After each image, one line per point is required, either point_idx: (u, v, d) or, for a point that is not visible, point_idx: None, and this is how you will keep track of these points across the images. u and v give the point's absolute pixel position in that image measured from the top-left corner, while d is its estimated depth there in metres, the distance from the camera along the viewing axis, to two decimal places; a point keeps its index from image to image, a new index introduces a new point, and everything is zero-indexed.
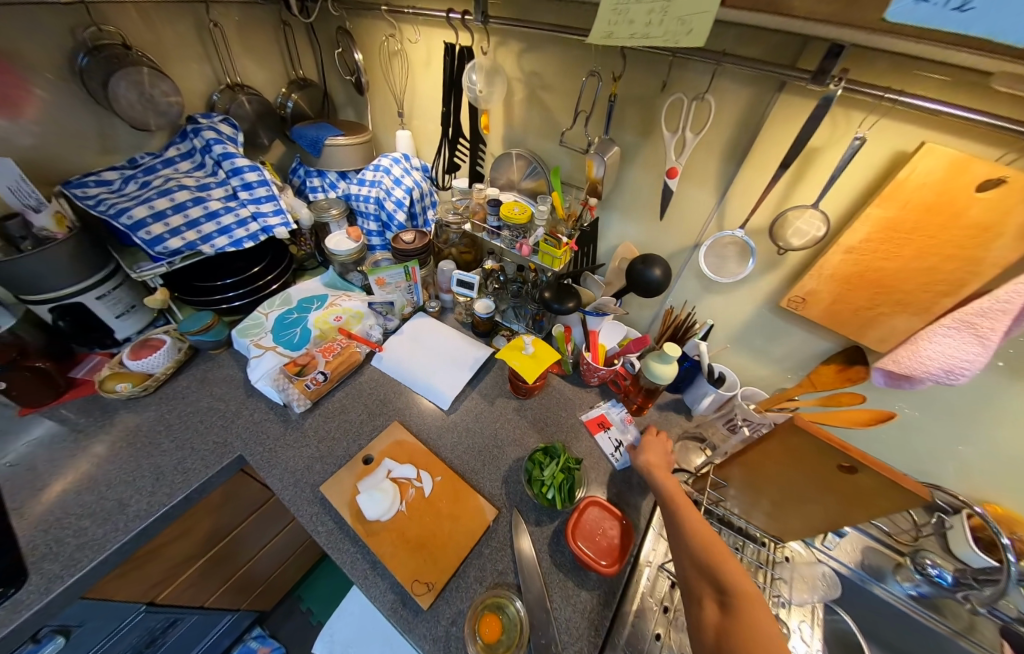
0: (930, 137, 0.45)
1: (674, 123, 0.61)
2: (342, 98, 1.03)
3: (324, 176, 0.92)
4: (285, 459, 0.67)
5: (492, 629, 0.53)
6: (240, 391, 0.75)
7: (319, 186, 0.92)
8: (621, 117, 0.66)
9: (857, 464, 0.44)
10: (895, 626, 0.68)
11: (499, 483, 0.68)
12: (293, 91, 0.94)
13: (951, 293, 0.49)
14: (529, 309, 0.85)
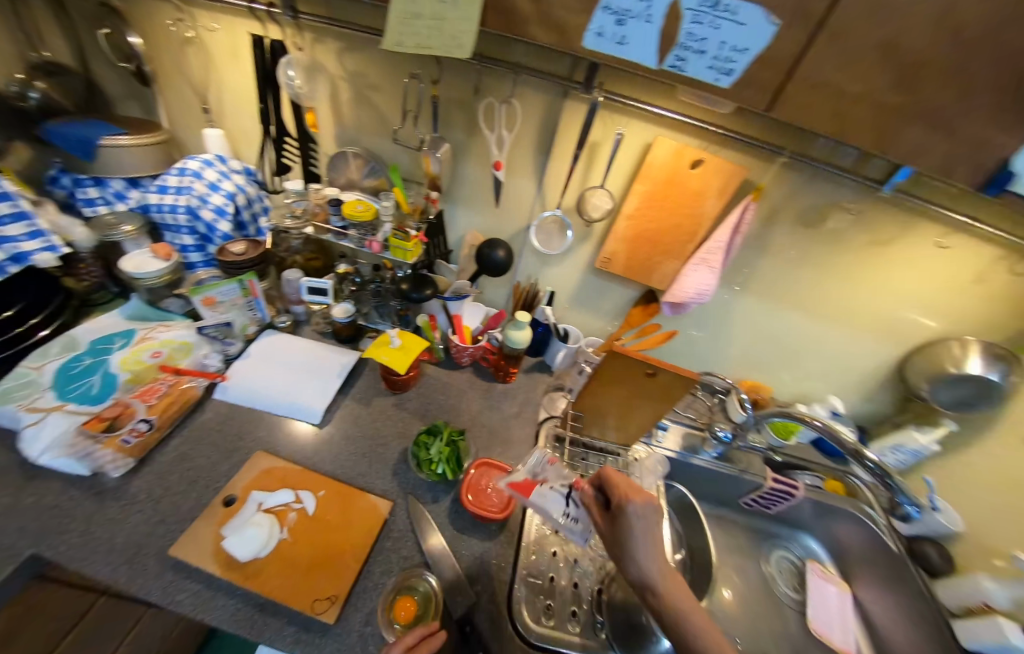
0: (659, 133, 0.64)
1: (491, 122, 0.70)
2: (118, 91, 0.84)
3: (104, 185, 0.75)
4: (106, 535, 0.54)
5: (406, 611, 0.54)
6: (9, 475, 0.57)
7: (98, 197, 0.75)
8: (447, 116, 0.72)
9: (656, 367, 0.64)
10: (710, 482, 0.98)
11: (390, 478, 0.70)
12: (38, 78, 0.74)
13: (691, 240, 0.73)
14: (391, 306, 0.88)
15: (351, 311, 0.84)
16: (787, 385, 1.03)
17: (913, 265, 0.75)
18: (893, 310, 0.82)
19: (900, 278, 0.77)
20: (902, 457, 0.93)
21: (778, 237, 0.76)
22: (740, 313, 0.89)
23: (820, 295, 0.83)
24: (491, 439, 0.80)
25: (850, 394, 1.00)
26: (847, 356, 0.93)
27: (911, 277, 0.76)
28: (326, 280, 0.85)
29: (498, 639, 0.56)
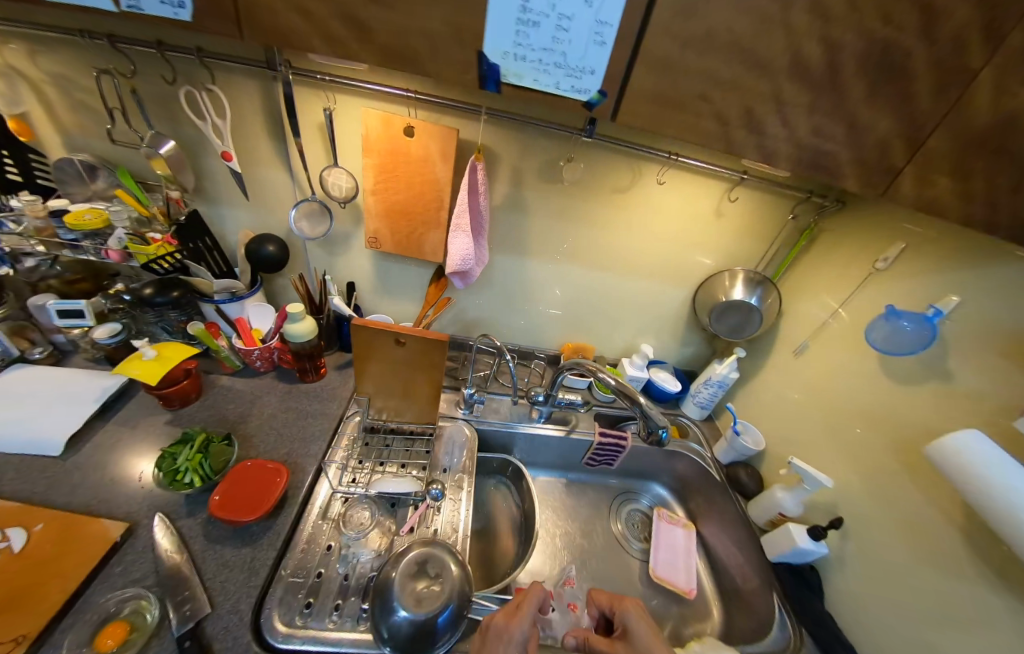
0: (366, 104, 0.67)
1: (200, 111, 0.68)
2: None
3: None
4: None
5: (116, 636, 0.49)
6: None
7: None
8: (155, 112, 0.69)
9: (402, 336, 0.67)
10: (545, 450, 0.99)
11: (139, 499, 0.64)
12: None
13: (441, 208, 0.76)
14: (176, 321, 0.81)
15: (120, 332, 0.77)
16: (611, 339, 1.09)
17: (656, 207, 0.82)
18: (661, 252, 0.90)
19: (651, 221, 0.84)
20: (713, 390, 0.99)
21: (533, 198, 0.81)
22: (538, 273, 0.95)
23: (596, 245, 0.90)
24: (286, 434, 0.78)
25: (665, 338, 1.07)
26: (646, 301, 1.00)
27: (659, 219, 0.84)
28: (81, 302, 0.76)
29: (232, 648, 0.51)
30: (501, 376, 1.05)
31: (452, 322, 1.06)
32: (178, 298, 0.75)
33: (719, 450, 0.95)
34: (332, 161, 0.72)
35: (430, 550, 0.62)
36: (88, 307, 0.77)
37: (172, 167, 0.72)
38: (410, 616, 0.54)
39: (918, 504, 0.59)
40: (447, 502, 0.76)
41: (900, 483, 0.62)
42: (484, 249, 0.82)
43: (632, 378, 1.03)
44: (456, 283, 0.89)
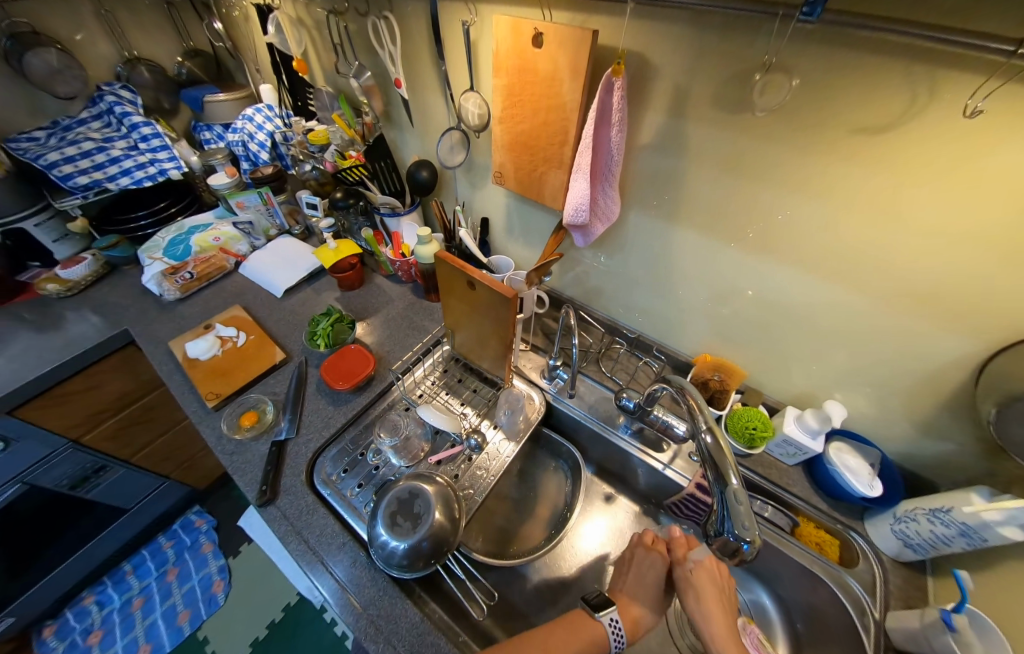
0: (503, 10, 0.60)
1: (383, 41, 0.78)
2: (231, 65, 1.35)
3: (213, 129, 1.25)
4: (157, 329, 0.98)
5: (250, 420, 0.77)
6: (139, 293, 1.08)
7: (211, 138, 1.25)
8: (359, 45, 0.85)
9: (472, 279, 0.61)
10: (622, 466, 0.77)
11: (299, 343, 0.92)
12: (187, 59, 1.25)
13: (564, 142, 0.62)
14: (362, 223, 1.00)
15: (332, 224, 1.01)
16: (780, 372, 0.72)
17: (950, 169, 0.41)
18: (934, 261, 0.48)
19: (925, 196, 0.44)
20: (945, 535, 0.55)
21: (699, 138, 0.55)
22: (683, 251, 0.68)
23: (796, 224, 0.55)
24: (389, 336, 0.90)
25: (887, 405, 0.63)
26: (867, 336, 0.59)
27: (951, 196, 0.43)
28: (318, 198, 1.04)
29: (293, 469, 0.70)
30: (604, 360, 0.85)
31: (573, 282, 0.88)
32: (355, 206, 0.95)
33: (896, 621, 0.56)
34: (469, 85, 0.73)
35: (423, 489, 0.63)
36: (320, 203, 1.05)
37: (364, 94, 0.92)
38: (390, 542, 0.58)
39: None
40: (483, 459, 0.71)
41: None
42: (611, 200, 0.64)
43: (787, 440, 0.67)
44: (578, 243, 0.71)
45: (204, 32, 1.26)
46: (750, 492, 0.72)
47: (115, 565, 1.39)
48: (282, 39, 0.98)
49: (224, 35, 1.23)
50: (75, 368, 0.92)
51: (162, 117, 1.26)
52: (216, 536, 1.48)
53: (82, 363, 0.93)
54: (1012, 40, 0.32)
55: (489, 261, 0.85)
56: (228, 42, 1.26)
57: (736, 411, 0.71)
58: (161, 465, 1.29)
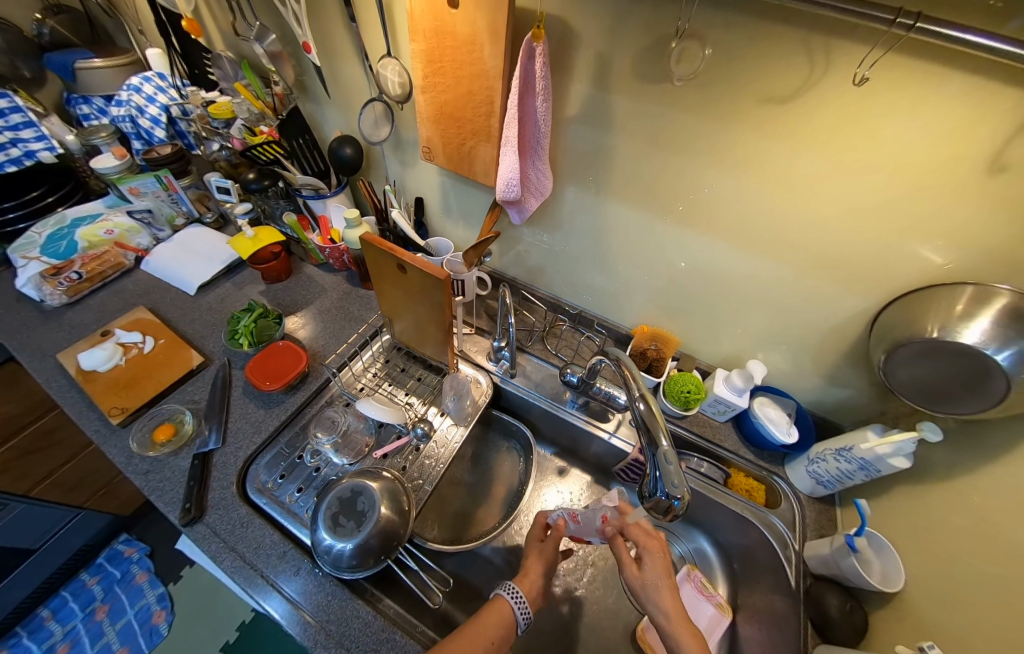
0: None
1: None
2: (109, 26, 1.15)
3: (91, 103, 1.06)
4: (40, 340, 0.84)
5: (166, 434, 0.68)
6: (11, 299, 0.91)
7: (89, 113, 1.06)
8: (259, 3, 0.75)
9: (402, 262, 0.58)
10: (573, 440, 0.79)
11: (220, 344, 0.82)
12: (49, 16, 1.03)
13: (491, 113, 0.59)
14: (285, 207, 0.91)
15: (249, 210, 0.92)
16: (711, 338, 0.77)
17: (844, 138, 0.44)
18: (833, 225, 0.52)
19: (825, 164, 0.47)
20: (848, 469, 0.62)
21: (625, 109, 0.55)
22: (617, 226, 0.69)
23: (717, 194, 0.57)
24: (323, 329, 0.84)
25: (801, 361, 0.69)
26: (782, 299, 0.64)
27: (846, 163, 0.46)
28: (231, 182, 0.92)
29: (220, 481, 0.64)
30: (549, 339, 0.85)
31: (514, 262, 0.87)
32: (270, 187, 0.86)
33: (811, 550, 0.63)
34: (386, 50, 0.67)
35: (367, 485, 0.60)
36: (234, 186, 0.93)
37: (271, 60, 0.81)
38: (332, 544, 0.55)
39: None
40: (432, 448, 0.69)
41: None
42: (543, 174, 0.62)
43: (717, 399, 0.72)
44: (515, 220, 0.69)
45: None
46: (687, 452, 0.77)
47: (30, 613, 1.20)
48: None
49: None
50: None
51: (22, 86, 1.04)
52: (151, 564, 1.35)
53: None
54: (891, 10, 0.33)
55: (426, 243, 0.81)
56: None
57: (673, 377, 0.74)
58: (73, 494, 1.13)
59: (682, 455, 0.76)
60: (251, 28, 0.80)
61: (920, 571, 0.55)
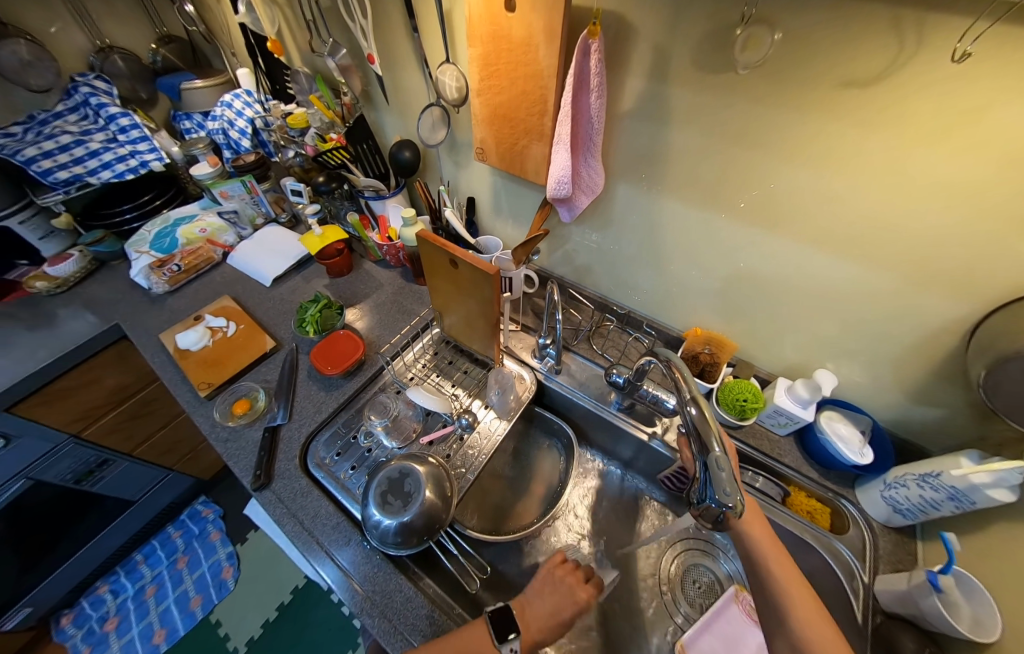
0: None
1: (356, 16, 0.75)
2: (208, 51, 1.31)
3: (193, 118, 1.22)
4: (148, 323, 0.98)
5: (243, 408, 0.77)
6: (127, 287, 1.07)
7: (191, 127, 1.23)
8: (334, 21, 0.82)
9: (454, 258, 0.60)
10: (615, 441, 0.78)
11: (289, 331, 0.91)
12: (161, 46, 1.21)
13: (544, 112, 0.60)
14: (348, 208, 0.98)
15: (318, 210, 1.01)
16: (771, 343, 0.72)
17: (943, 125, 0.40)
18: (926, 221, 0.46)
19: (919, 153, 0.42)
20: (936, 499, 0.55)
21: (684, 103, 0.53)
22: (671, 223, 0.67)
23: (786, 189, 0.53)
24: (378, 320, 0.90)
25: (879, 373, 0.62)
26: (858, 303, 0.58)
27: (945, 152, 0.41)
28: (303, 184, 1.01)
29: (286, 454, 0.71)
30: (595, 338, 0.84)
31: (561, 260, 0.87)
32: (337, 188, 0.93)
33: (885, 583, 0.57)
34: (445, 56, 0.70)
35: (414, 468, 0.64)
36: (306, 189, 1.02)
37: (342, 73, 0.89)
38: (381, 520, 0.58)
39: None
40: (475, 439, 0.71)
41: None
42: (595, 171, 0.62)
43: (778, 411, 0.67)
44: (565, 218, 0.70)
45: (177, 18, 1.23)
46: (740, 463, 0.72)
47: (129, 556, 1.40)
48: (254, 18, 0.96)
49: (197, 18, 1.19)
50: (68, 365, 0.92)
51: (141, 107, 1.23)
52: (224, 525, 1.51)
53: (75, 359, 0.92)
54: None
55: (476, 241, 0.84)
56: (203, 27, 1.22)
57: (727, 385, 0.70)
58: (164, 456, 1.30)
59: (734, 466, 0.72)
60: (326, 44, 0.88)
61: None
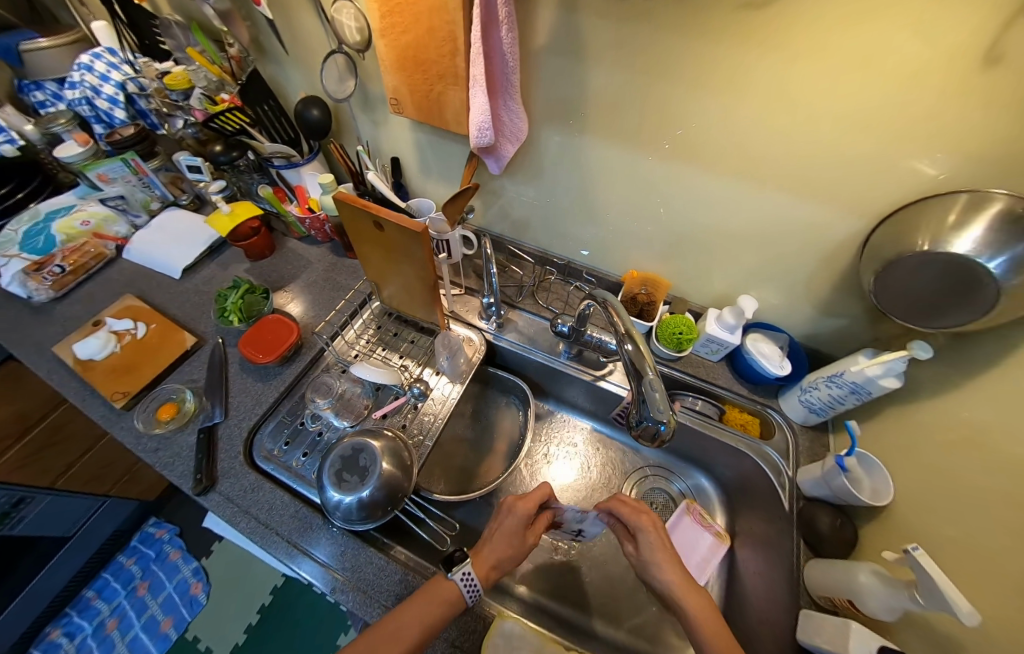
0: None
1: None
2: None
3: (44, 88, 1.00)
4: (35, 336, 0.84)
5: (170, 412, 0.70)
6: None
7: (43, 99, 1.01)
8: None
9: (379, 219, 0.56)
10: (569, 389, 0.80)
11: (213, 324, 0.82)
12: None
13: (455, 50, 0.56)
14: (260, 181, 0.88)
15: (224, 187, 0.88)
16: (702, 279, 0.76)
17: (829, 43, 0.41)
18: (827, 140, 0.49)
19: (820, 71, 0.44)
20: (839, 394, 0.63)
21: (599, 33, 0.51)
22: (600, 167, 0.66)
23: (702, 120, 0.54)
24: (313, 301, 0.84)
25: (794, 292, 0.68)
26: (772, 229, 0.62)
27: (836, 70, 0.43)
28: (200, 159, 0.88)
29: (227, 452, 0.66)
30: (539, 293, 0.85)
31: (498, 217, 0.85)
32: (241, 159, 0.82)
33: (803, 476, 0.65)
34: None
35: (368, 442, 0.62)
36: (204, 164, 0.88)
37: (222, 19, 0.76)
38: (337, 498, 0.57)
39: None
40: (430, 406, 0.70)
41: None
42: (516, 116, 0.59)
43: (710, 339, 0.72)
44: (493, 168, 0.67)
45: None
46: (682, 391, 0.78)
47: (76, 595, 1.28)
48: None
49: None
50: None
51: None
52: (183, 543, 1.42)
53: None
54: None
55: (407, 204, 0.79)
56: None
57: (665, 321, 0.74)
58: (94, 484, 1.16)
59: (676, 394, 0.77)
60: None
61: (917, 486, 0.56)
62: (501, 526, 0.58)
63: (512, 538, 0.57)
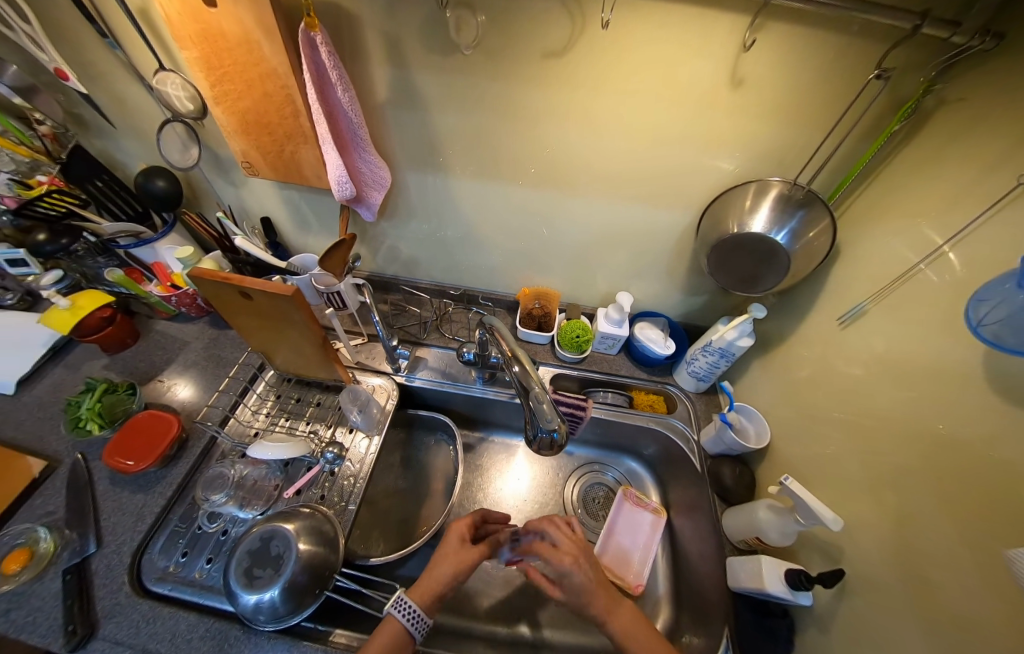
0: None
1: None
2: None
3: None
4: None
5: (20, 561, 0.53)
6: None
7: None
8: None
9: (243, 288, 0.53)
10: (492, 411, 0.82)
11: (66, 438, 0.68)
12: None
13: (298, 111, 0.57)
14: (112, 264, 0.76)
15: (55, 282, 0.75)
16: (588, 285, 0.84)
17: (626, 78, 0.51)
18: (646, 156, 0.59)
19: (621, 105, 0.53)
20: (713, 360, 0.73)
21: (437, 87, 0.55)
22: (469, 201, 0.70)
23: (545, 151, 0.61)
24: (197, 384, 0.75)
25: (661, 283, 0.79)
26: (629, 233, 0.71)
27: (637, 97, 0.53)
28: (18, 250, 0.71)
29: (107, 584, 0.54)
30: (443, 326, 0.86)
31: (387, 261, 0.86)
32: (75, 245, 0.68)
33: (706, 436, 0.74)
34: (158, 63, 0.59)
35: (278, 525, 0.57)
36: (24, 256, 0.72)
37: (23, 96, 0.65)
38: (247, 599, 0.51)
39: (987, 615, 0.38)
40: (348, 468, 0.66)
41: (970, 569, 0.40)
42: (375, 166, 0.62)
43: (604, 336, 0.79)
44: (366, 215, 0.68)
45: None
46: (594, 388, 0.83)
47: None
48: None
49: None
50: None
51: None
52: None
53: None
54: None
55: (290, 262, 0.77)
56: None
57: (563, 328, 0.80)
58: None
59: (590, 392, 0.83)
60: None
61: (785, 422, 0.67)
62: (442, 552, 0.58)
63: (456, 555, 0.57)
